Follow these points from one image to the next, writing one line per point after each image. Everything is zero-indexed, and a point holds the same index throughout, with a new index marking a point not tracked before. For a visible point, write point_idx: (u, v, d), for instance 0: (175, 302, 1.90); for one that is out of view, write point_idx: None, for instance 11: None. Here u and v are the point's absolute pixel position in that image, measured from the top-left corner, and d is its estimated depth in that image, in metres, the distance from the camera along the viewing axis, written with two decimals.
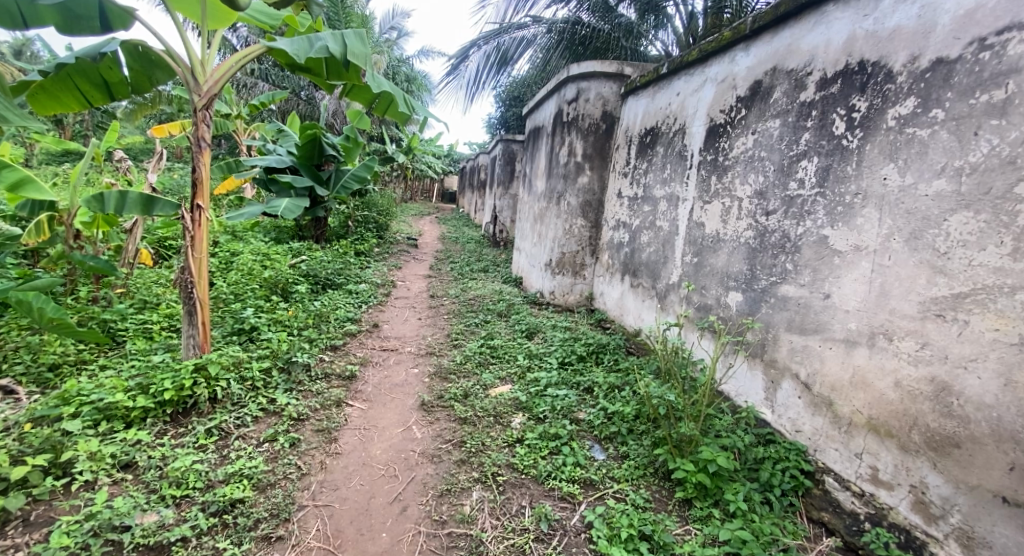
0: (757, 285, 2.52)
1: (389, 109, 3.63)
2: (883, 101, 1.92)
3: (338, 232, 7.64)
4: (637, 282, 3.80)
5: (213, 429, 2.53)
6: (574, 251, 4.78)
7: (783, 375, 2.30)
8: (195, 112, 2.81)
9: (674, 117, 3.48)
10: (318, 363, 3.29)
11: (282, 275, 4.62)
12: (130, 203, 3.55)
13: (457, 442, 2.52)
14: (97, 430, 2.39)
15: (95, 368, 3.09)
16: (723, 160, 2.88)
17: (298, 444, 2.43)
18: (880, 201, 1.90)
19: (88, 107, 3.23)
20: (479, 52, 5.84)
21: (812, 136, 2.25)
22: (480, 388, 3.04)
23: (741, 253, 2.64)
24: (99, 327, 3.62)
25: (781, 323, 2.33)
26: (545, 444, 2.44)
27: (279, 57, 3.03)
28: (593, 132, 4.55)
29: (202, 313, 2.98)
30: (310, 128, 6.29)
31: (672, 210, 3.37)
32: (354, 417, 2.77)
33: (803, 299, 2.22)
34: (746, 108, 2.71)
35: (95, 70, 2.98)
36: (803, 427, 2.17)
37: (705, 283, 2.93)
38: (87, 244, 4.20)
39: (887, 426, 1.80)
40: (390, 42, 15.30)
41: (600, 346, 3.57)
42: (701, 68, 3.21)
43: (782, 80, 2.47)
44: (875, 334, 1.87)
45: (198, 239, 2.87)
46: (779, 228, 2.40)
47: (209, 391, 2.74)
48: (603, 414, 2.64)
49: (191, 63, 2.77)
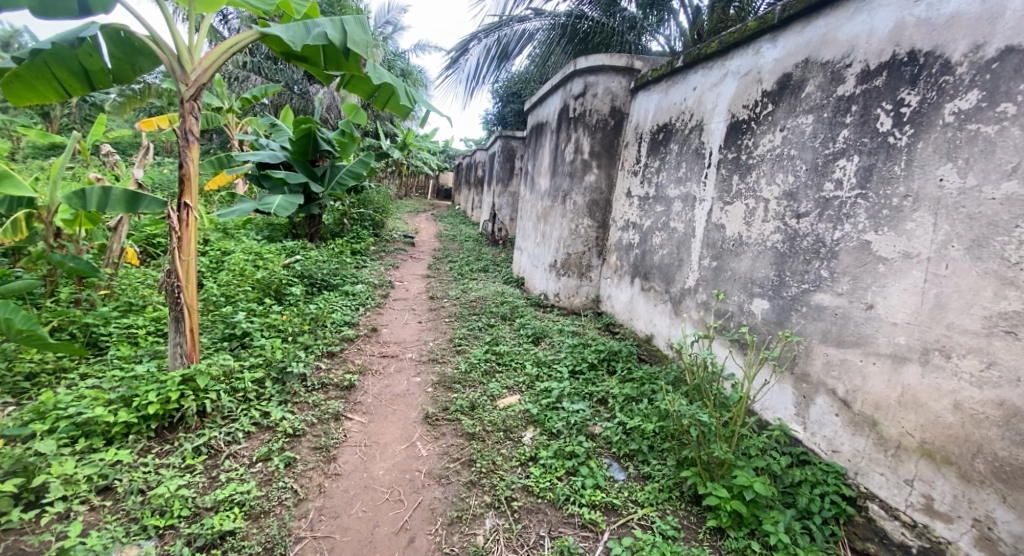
0: (786, 292, 2.36)
1: (389, 103, 3.42)
2: (938, 95, 1.78)
3: (333, 229, 7.41)
4: (648, 285, 3.63)
5: (202, 447, 2.34)
6: (581, 253, 4.61)
7: (816, 391, 2.15)
8: (183, 103, 2.59)
9: (690, 113, 3.30)
10: (315, 372, 3.08)
11: (275, 276, 4.40)
12: (114, 199, 3.32)
13: (466, 461, 2.34)
14: (74, 449, 2.20)
15: (76, 378, 2.90)
16: (746, 159, 2.71)
17: (293, 465, 2.24)
18: (935, 204, 1.76)
19: (68, 99, 2.99)
20: (479, 45, 5.55)
21: (852, 133, 2.09)
22: (487, 400, 2.86)
23: (768, 258, 2.48)
24: (81, 332, 3.40)
25: (814, 335, 2.18)
26: (560, 463, 2.27)
27: (273, 45, 2.81)
28: (601, 128, 4.36)
29: (190, 319, 2.76)
30: (304, 123, 6.02)
31: (688, 211, 3.20)
32: (354, 432, 2.58)
33: (841, 309, 2.06)
34: (774, 103, 2.54)
35: (74, 58, 2.75)
36: (841, 448, 2.02)
37: (726, 289, 2.77)
38: (70, 242, 3.97)
39: (944, 452, 1.68)
40: (385, 35, 15.00)
41: (611, 352, 3.40)
42: (720, 61, 3.03)
43: (816, 73, 2.30)
44: (929, 351, 1.73)
45: (186, 240, 2.66)
46: (811, 232, 2.24)
47: (197, 404, 2.54)
48: (621, 430, 2.48)
49: (178, 49, 2.55)
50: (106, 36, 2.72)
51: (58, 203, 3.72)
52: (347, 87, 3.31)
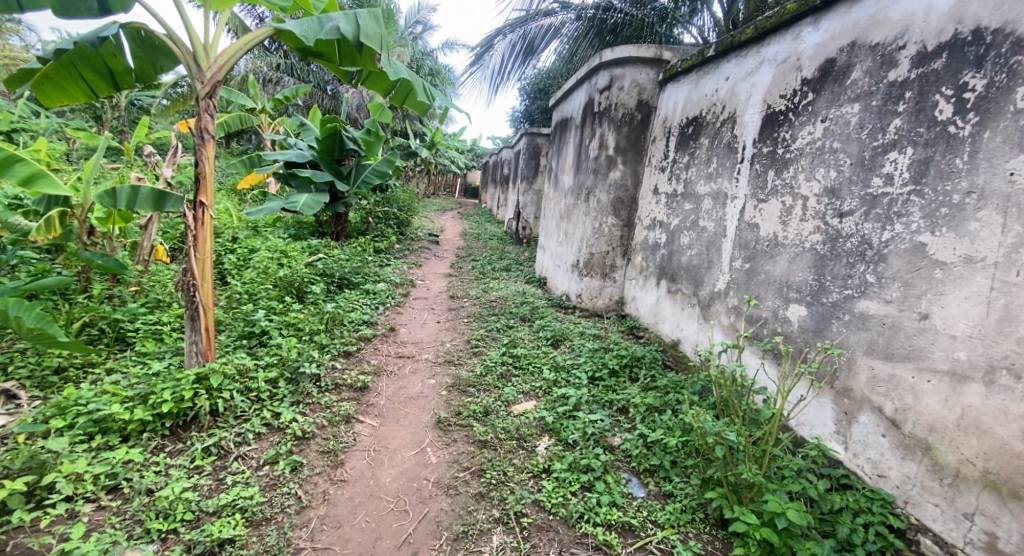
0: (826, 298, 2.17)
1: (408, 99, 3.34)
2: (1009, 78, 1.58)
3: (358, 227, 7.46)
4: (675, 287, 3.45)
5: (212, 447, 2.31)
6: (604, 253, 4.44)
7: (860, 408, 1.96)
8: (198, 101, 2.57)
9: (721, 104, 3.10)
10: (329, 373, 3.04)
11: (297, 274, 4.41)
12: (143, 199, 3.36)
13: (476, 471, 2.24)
14: (89, 446, 2.21)
15: (100, 373, 2.94)
16: (783, 153, 2.51)
17: (300, 470, 2.19)
18: (1004, 202, 1.56)
19: (95, 98, 3.03)
20: (503, 40, 5.36)
21: (906, 122, 1.88)
22: (501, 406, 2.76)
23: (807, 261, 2.29)
24: (109, 328, 3.47)
25: (858, 346, 1.99)
26: (575, 477, 2.15)
27: (289, 41, 2.77)
28: (628, 122, 4.18)
29: (206, 318, 2.75)
30: (330, 122, 6.04)
31: (718, 210, 3.00)
32: (364, 435, 2.52)
33: (890, 318, 1.87)
34: (815, 91, 2.33)
35: (99, 57, 2.78)
36: (888, 472, 1.83)
37: (759, 293, 2.58)
38: (103, 240, 4.06)
39: (1012, 484, 1.50)
40: (414, 34, 15.05)
41: (634, 358, 3.23)
42: (755, 49, 2.83)
43: (863, 57, 2.09)
44: (995, 369, 1.55)
45: (201, 239, 2.65)
46: (856, 232, 2.05)
47: (210, 403, 2.52)
48: (642, 443, 2.33)
49: (194, 47, 2.54)
50: (128, 35, 2.72)
51: (91, 202, 3.79)
52: (366, 84, 3.24)
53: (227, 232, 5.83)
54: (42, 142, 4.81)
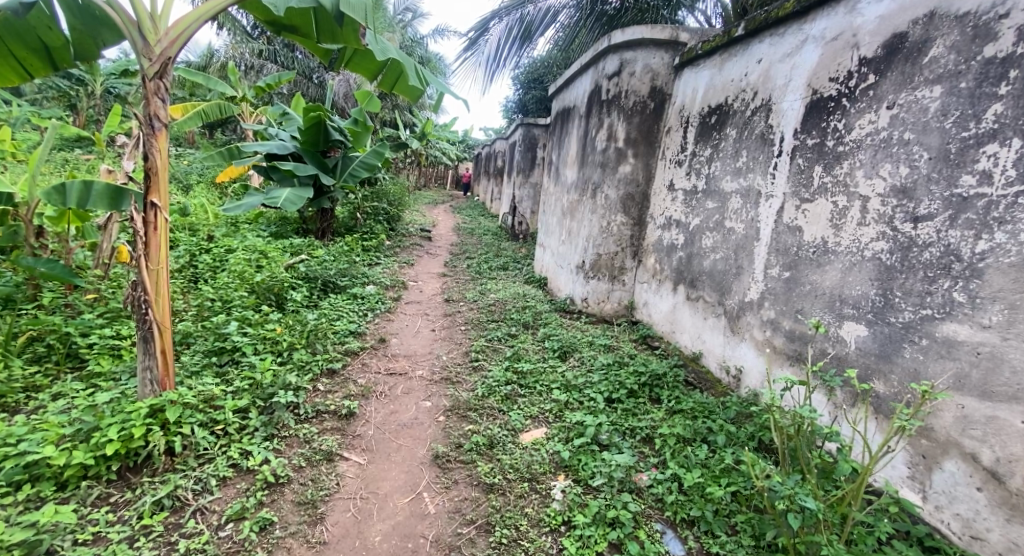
0: (895, 318, 1.84)
1: (398, 83, 2.94)
2: None
3: (346, 223, 7.00)
4: (696, 294, 3.11)
5: (165, 499, 1.92)
6: (613, 254, 4.08)
7: (946, 453, 1.64)
8: (146, 82, 2.14)
9: (752, 90, 2.73)
10: (310, 398, 2.65)
11: (277, 278, 3.99)
12: (96, 195, 2.85)
13: (483, 525, 1.90)
14: (13, 500, 1.81)
15: (44, 400, 2.53)
16: (834, 146, 2.16)
17: (270, 529, 1.84)
18: None
19: (29, 80, 2.56)
20: (499, 24, 4.93)
21: (1010, 107, 1.56)
22: (508, 436, 2.40)
23: (867, 272, 1.95)
24: (59, 343, 3.00)
25: (943, 380, 1.67)
26: (601, 534, 1.80)
27: (257, 9, 2.38)
28: (640, 111, 3.80)
29: (162, 339, 2.33)
30: (313, 111, 5.50)
31: (748, 210, 2.66)
32: (350, 477, 2.16)
33: (988, 347, 1.56)
34: (879, 72, 1.98)
35: (30, 30, 2.32)
36: (986, 535, 1.53)
37: (803, 308, 2.25)
38: (55, 241, 3.57)
39: None
40: (403, 22, 14.45)
41: (654, 376, 2.87)
42: (797, 24, 2.46)
43: (946, 29, 1.74)
44: None
45: (153, 246, 2.22)
46: (937, 241, 1.73)
47: (166, 441, 2.11)
48: (677, 487, 1.99)
49: (138, 16, 2.09)
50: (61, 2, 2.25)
51: (39, 199, 3.30)
52: (352, 65, 2.83)
53: (203, 230, 5.38)
54: (5, 131, 4.25)
